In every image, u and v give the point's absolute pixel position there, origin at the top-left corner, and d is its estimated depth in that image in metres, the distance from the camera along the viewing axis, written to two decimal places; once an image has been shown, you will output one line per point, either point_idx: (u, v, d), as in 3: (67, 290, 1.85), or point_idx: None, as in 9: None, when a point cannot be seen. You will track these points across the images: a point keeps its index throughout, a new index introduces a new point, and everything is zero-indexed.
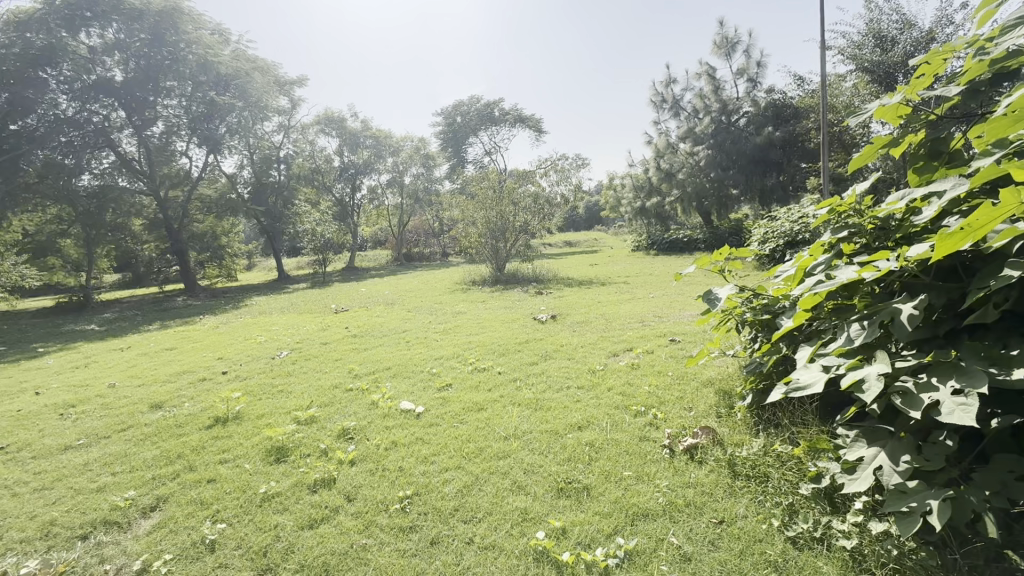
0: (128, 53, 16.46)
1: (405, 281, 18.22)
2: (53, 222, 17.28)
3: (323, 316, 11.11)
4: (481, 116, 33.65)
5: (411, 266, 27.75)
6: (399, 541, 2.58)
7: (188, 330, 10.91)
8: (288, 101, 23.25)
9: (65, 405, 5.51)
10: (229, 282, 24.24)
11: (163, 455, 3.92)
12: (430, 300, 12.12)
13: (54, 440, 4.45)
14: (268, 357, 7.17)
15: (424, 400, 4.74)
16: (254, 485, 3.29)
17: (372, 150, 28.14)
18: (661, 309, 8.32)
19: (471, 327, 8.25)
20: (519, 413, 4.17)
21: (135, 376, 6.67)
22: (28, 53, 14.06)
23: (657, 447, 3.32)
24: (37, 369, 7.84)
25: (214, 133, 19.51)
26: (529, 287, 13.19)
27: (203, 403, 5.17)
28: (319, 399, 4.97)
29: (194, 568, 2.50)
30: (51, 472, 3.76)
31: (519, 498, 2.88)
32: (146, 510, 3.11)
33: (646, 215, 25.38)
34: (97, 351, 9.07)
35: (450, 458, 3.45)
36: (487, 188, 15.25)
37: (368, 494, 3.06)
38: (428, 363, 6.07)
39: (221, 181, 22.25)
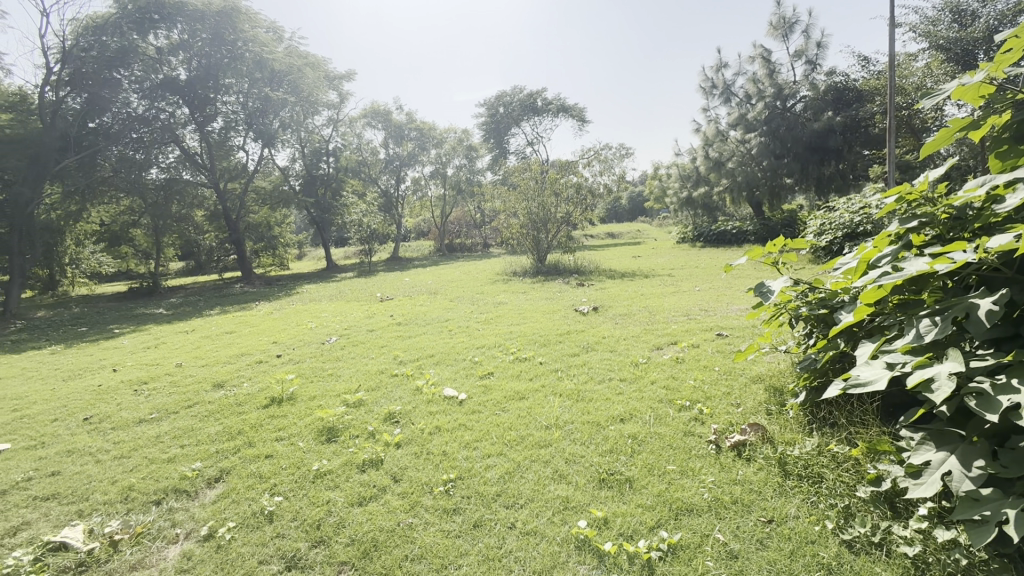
0: (191, 53, 17.51)
1: (446, 272, 18.53)
2: (125, 213, 18.64)
3: (368, 304, 11.49)
4: (524, 106, 33.56)
5: (453, 257, 28.17)
6: (443, 522, 2.66)
7: (244, 315, 11.56)
8: (337, 95, 23.92)
9: (138, 382, 5.98)
10: (282, 271, 25.43)
11: (226, 430, 4.18)
12: (472, 290, 12.29)
13: (130, 413, 4.85)
14: (318, 342, 7.49)
15: (466, 387, 4.83)
16: (307, 462, 3.47)
17: (416, 142, 28.58)
18: (707, 302, 8.08)
19: (512, 317, 8.32)
20: (561, 404, 4.18)
21: (199, 357, 7.14)
22: (104, 55, 15.10)
23: (702, 442, 3.25)
24: (113, 349, 8.52)
25: (269, 128, 20.41)
26: (570, 279, 13.11)
27: (260, 384, 5.48)
28: (366, 383, 5.17)
29: (254, 536, 2.66)
30: (128, 442, 4.09)
31: (561, 486, 2.90)
32: (211, 481, 3.35)
33: (692, 206, 24.64)
34: (164, 333, 9.76)
35: (492, 445, 3.50)
36: (529, 179, 15.22)
37: (414, 475, 3.16)
38: (471, 352, 6.17)
39: (275, 174, 23.29)
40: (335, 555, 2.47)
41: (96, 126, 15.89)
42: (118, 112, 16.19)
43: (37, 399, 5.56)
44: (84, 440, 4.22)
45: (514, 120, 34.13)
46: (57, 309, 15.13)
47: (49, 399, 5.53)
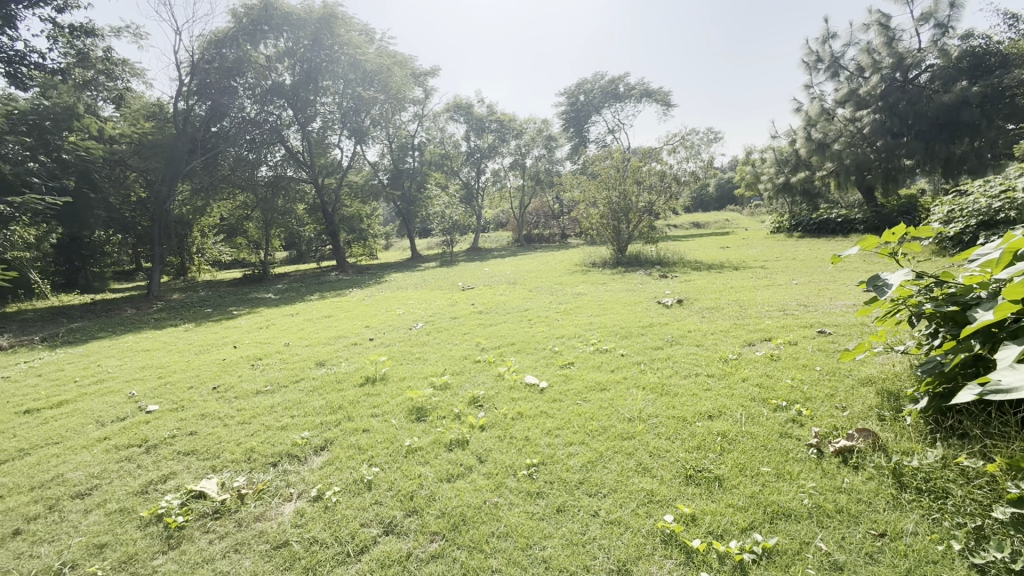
0: (295, 59, 19.07)
1: (524, 262, 18.70)
2: (240, 207, 20.84)
3: (451, 293, 11.91)
4: (605, 93, 32.65)
5: (531, 247, 28.40)
6: (527, 504, 2.74)
7: (340, 301, 12.52)
8: (422, 91, 24.87)
9: (254, 358, 6.72)
10: (372, 260, 27.17)
11: (329, 404, 4.60)
12: (551, 280, 12.32)
13: (250, 384, 5.48)
14: (405, 328, 7.92)
15: (547, 375, 4.90)
16: (400, 437, 3.72)
17: (496, 134, 28.92)
18: (807, 297, 7.47)
19: (592, 309, 8.23)
20: (644, 397, 4.09)
21: (303, 338, 7.86)
22: (224, 66, 17.00)
23: (800, 445, 3.04)
24: (233, 328, 9.65)
25: (361, 126, 21.77)
26: (652, 270, 12.69)
27: (355, 364, 5.93)
28: (451, 367, 5.41)
29: (356, 501, 2.91)
30: (249, 410, 4.64)
31: (645, 479, 2.86)
32: (317, 449, 3.70)
33: (790, 192, 22.72)
34: (273, 315, 10.87)
35: (573, 433, 3.53)
36: (610, 167, 14.87)
37: (498, 457, 3.28)
38: (551, 341, 6.21)
39: (366, 169, 24.85)
40: (427, 525, 2.63)
41: (217, 129, 17.88)
42: (235, 116, 18.06)
43: (176, 369, 6.45)
44: (214, 405, 4.86)
45: (595, 108, 33.37)
46: (188, 292, 17.39)
47: (185, 369, 6.40)
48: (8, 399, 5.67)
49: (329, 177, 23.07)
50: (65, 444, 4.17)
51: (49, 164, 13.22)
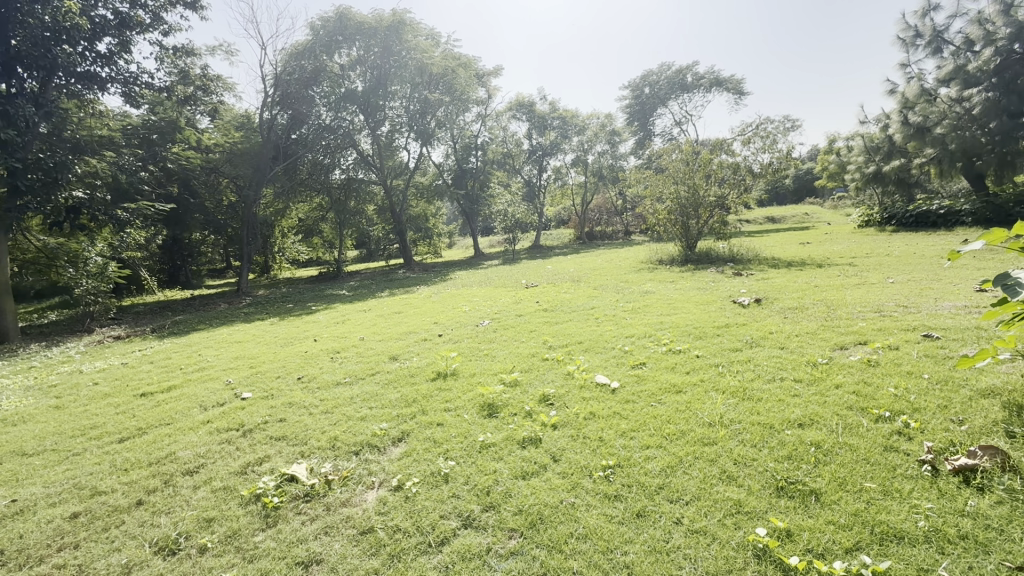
0: (366, 66, 19.95)
1: (587, 259, 18.48)
2: (316, 209, 22.17)
3: (515, 290, 11.98)
4: (672, 84, 31.42)
5: (594, 245, 28.02)
6: (605, 506, 2.68)
7: (408, 298, 12.94)
8: (486, 92, 25.18)
9: (333, 351, 7.12)
10: (437, 259, 28.02)
11: (404, 397, 4.77)
12: (616, 278, 12.06)
13: (331, 376, 5.82)
14: (472, 324, 8.06)
15: (618, 376, 4.78)
16: (473, 433, 3.77)
17: (558, 131, 28.74)
18: (907, 297, 6.78)
19: (662, 307, 7.94)
20: (724, 401, 3.88)
21: (377, 333, 8.23)
22: (303, 77, 18.13)
23: (908, 460, 2.76)
24: (312, 322, 10.29)
25: (427, 128, 22.44)
26: (725, 268, 12.09)
27: (427, 359, 6.12)
28: (519, 365, 5.43)
29: (434, 492, 2.99)
30: (331, 400, 4.91)
31: (731, 488, 2.71)
32: (395, 440, 3.84)
33: (882, 182, 20.78)
34: (348, 311, 11.46)
35: (650, 436, 3.42)
36: (678, 160, 14.23)
37: (572, 457, 3.24)
38: (620, 341, 6.07)
39: (431, 170, 25.62)
40: (505, 521, 2.64)
41: (297, 136, 19.07)
42: (313, 123, 19.19)
43: (265, 360, 6.97)
44: (300, 395, 5.20)
45: (661, 100, 32.19)
46: (272, 288, 18.76)
47: (273, 360, 6.90)
48: (127, 383, 6.39)
49: (397, 179, 24.00)
50: (175, 425, 4.63)
51: (156, 172, 14.74)
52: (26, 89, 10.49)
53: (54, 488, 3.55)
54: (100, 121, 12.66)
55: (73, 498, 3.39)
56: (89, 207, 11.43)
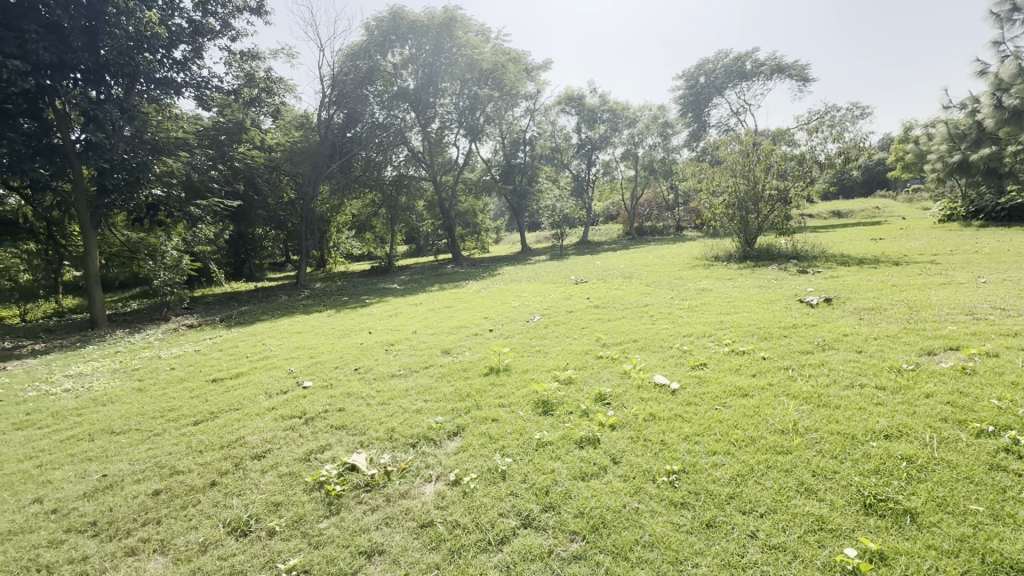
0: (418, 64, 20.25)
1: (638, 255, 18.01)
2: (369, 205, 22.82)
3: (564, 286, 11.84)
4: (729, 72, 29.99)
5: (644, 240, 27.34)
6: (672, 514, 2.56)
7: (458, 292, 13.09)
8: (535, 86, 24.99)
9: (387, 343, 7.28)
10: (484, 254, 28.23)
11: (458, 392, 4.78)
12: (669, 275, 11.66)
13: (386, 367, 5.94)
14: (523, 320, 8.02)
15: (678, 376, 4.59)
16: (529, 430, 3.72)
17: (608, 124, 27.81)
18: (1005, 298, 6.09)
19: (721, 306, 7.58)
20: (797, 407, 3.63)
21: (428, 326, 8.35)
22: (358, 76, 18.65)
23: (1021, 483, 2.46)
24: (367, 315, 10.60)
25: (476, 123, 22.55)
26: (788, 265, 11.39)
27: (479, 353, 6.12)
28: (573, 362, 5.34)
29: (492, 489, 2.97)
30: (387, 391, 5.01)
31: (810, 502, 2.53)
32: (451, 434, 3.85)
33: (968, 172, 18.95)
34: (400, 304, 11.72)
35: (716, 442, 3.24)
36: (737, 152, 13.53)
37: (633, 460, 3.12)
38: (677, 340, 5.83)
39: (480, 166, 25.81)
40: (566, 523, 2.58)
41: (352, 135, 19.57)
42: (367, 122, 19.68)
43: (324, 350, 7.23)
44: (357, 385, 5.35)
45: (717, 89, 30.77)
46: (328, 282, 19.49)
47: (331, 351, 7.14)
48: (200, 368, 6.81)
49: (446, 175, 24.32)
50: (243, 410, 4.86)
51: (225, 171, 15.65)
52: (113, 95, 11.38)
53: (138, 465, 3.80)
54: (175, 124, 13.57)
55: (154, 476, 3.61)
56: (165, 204, 12.52)
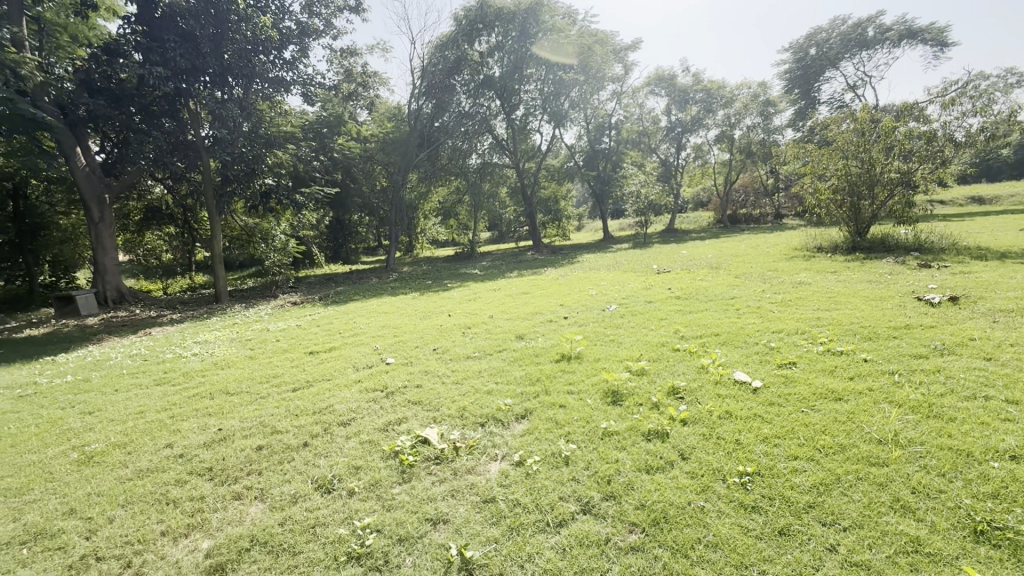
0: (504, 51, 20.30)
1: (729, 245, 16.91)
2: (454, 192, 23.58)
3: (645, 276, 11.46)
4: (846, 42, 26.77)
5: (737, 229, 25.60)
6: (740, 517, 2.43)
7: (536, 279, 13.19)
8: (622, 67, 24.07)
9: (464, 326, 7.55)
10: (565, 241, 28.13)
11: (528, 376, 4.86)
12: (762, 266, 10.84)
13: (462, 349, 6.18)
14: (599, 309, 7.90)
15: (761, 374, 4.29)
16: (596, 418, 3.70)
17: (702, 105, 25.99)
18: None
19: (820, 301, 6.92)
20: (901, 416, 3.25)
21: (505, 311, 8.52)
22: (446, 67, 19.13)
23: None
24: (448, 298, 11.04)
25: (561, 109, 22.21)
26: (906, 258, 10.09)
27: (552, 340, 6.15)
28: (647, 353, 5.19)
29: (554, 473, 3.01)
30: (461, 372, 5.23)
31: (906, 521, 2.27)
32: (518, 417, 3.94)
33: None
34: (480, 289, 12.05)
35: (799, 446, 3.01)
36: (850, 131, 12.14)
37: (703, 458, 2.99)
38: (764, 336, 5.42)
39: (563, 152, 25.62)
40: (625, 514, 2.55)
41: (440, 124, 20.09)
42: (454, 111, 20.16)
43: (406, 330, 7.68)
44: (434, 364, 5.63)
45: (831, 61, 27.63)
46: (415, 266, 20.52)
47: (413, 331, 7.56)
48: (300, 341, 7.54)
49: (529, 161, 24.39)
50: (334, 380, 5.34)
51: (326, 161, 16.99)
52: (234, 95, 12.77)
53: (247, 422, 4.33)
54: (285, 119, 14.89)
55: (259, 433, 4.09)
56: (276, 192, 13.92)
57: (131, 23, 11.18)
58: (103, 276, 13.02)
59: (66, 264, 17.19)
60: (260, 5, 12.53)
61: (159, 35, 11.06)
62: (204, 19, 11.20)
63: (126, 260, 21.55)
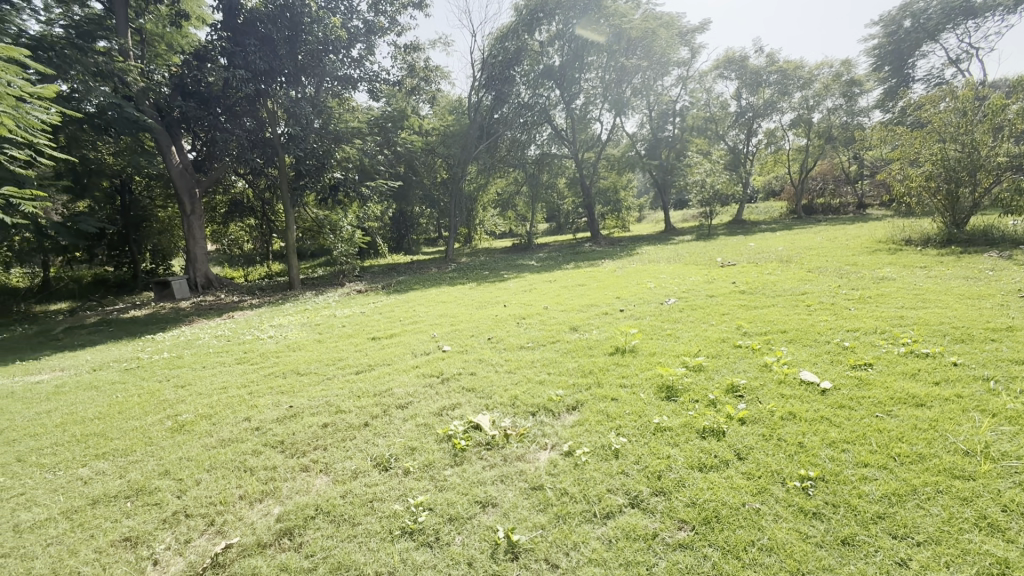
0: (564, 40, 19.90)
1: (804, 237, 15.79)
2: (512, 183, 23.68)
3: (708, 269, 11.00)
4: (948, 11, 23.97)
5: (813, 220, 23.90)
6: (799, 522, 2.32)
7: (593, 271, 13.02)
8: (689, 51, 23.04)
9: (518, 317, 7.62)
10: (625, 233, 27.47)
11: (581, 368, 4.85)
12: (839, 260, 10.06)
13: (516, 339, 6.25)
14: (656, 302, 7.71)
15: (831, 375, 4.01)
16: (648, 413, 3.64)
17: (776, 87, 24.34)
18: None
19: (905, 299, 6.33)
20: (994, 427, 2.94)
21: (559, 303, 8.50)
22: (506, 58, 18.76)
23: None
24: (503, 289, 11.15)
25: (622, 97, 21.50)
26: (1014, 252, 8.98)
27: (607, 332, 6.08)
28: (706, 349, 5.01)
29: (603, 465, 3.00)
30: (514, 361, 5.30)
31: (992, 541, 2.08)
32: (569, 408, 3.95)
33: None
34: (536, 281, 12.06)
35: (870, 453, 2.81)
36: (949, 111, 10.93)
37: (762, 459, 2.87)
38: (837, 335, 5.06)
39: (624, 141, 25.17)
40: (675, 511, 2.51)
41: (499, 116, 20.22)
42: (513, 102, 20.11)
43: (463, 319, 7.86)
44: (488, 353, 5.74)
45: (929, 33, 24.87)
46: (473, 257, 20.83)
47: (469, 320, 7.73)
48: (364, 327, 7.95)
49: (588, 151, 24.00)
50: (393, 365, 5.60)
51: (389, 155, 17.62)
52: (307, 93, 13.52)
53: (315, 401, 4.65)
54: (352, 115, 15.57)
55: (325, 412, 4.38)
56: (343, 185, 14.35)
57: (218, 29, 12.12)
58: (193, 264, 14.31)
59: (163, 253, 19.05)
60: (330, 7, 13.14)
61: (241, 39, 11.90)
62: (280, 23, 11.92)
63: (214, 250, 23.54)
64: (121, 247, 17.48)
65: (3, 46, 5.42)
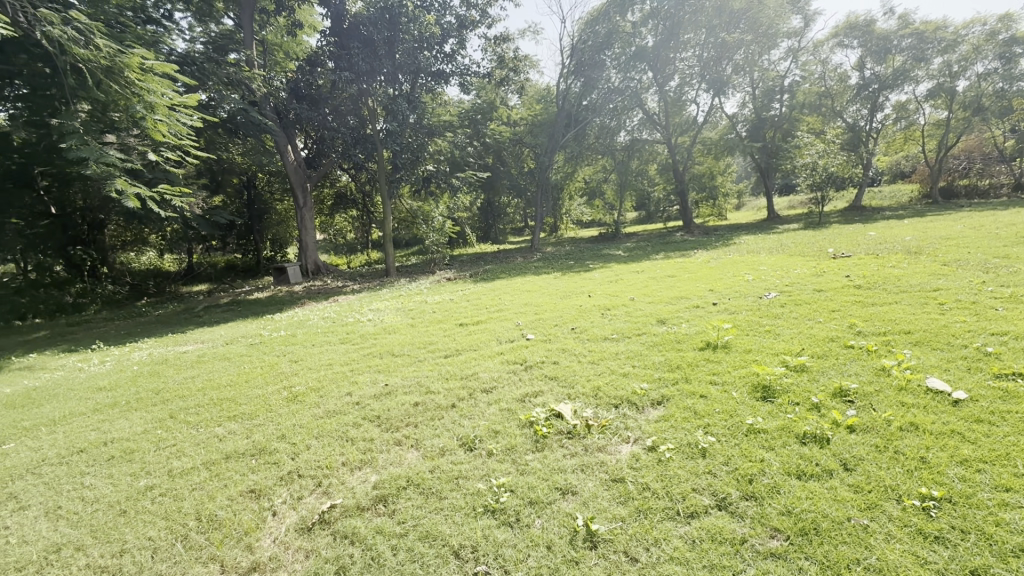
0: (658, 19, 19.02)
1: (939, 225, 13.76)
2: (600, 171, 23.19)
3: (817, 260, 10.00)
4: None
5: (953, 205, 20.68)
6: (917, 545, 2.08)
7: (684, 262, 12.41)
8: (801, 20, 20.86)
9: (603, 308, 7.49)
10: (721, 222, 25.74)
11: (667, 362, 4.67)
12: (985, 252, 8.63)
13: (599, 330, 6.16)
14: (754, 296, 7.18)
15: (968, 384, 3.48)
16: (741, 413, 3.44)
17: (910, 53, 21.25)
18: None
19: None
20: None
21: (647, 295, 8.22)
22: (597, 41, 18.17)
23: None
24: (588, 279, 11.01)
25: (722, 75, 20.10)
26: None
27: (696, 326, 5.79)
28: (810, 348, 4.58)
29: (689, 463, 2.89)
30: (597, 352, 5.25)
31: None
32: (654, 403, 3.84)
33: None
34: (623, 271, 11.75)
35: (1016, 476, 2.41)
36: None
37: (874, 471, 2.59)
38: (978, 338, 4.38)
39: (723, 122, 23.68)
40: (767, 517, 2.36)
41: (588, 102, 19.57)
42: (602, 88, 19.41)
43: (546, 308, 7.91)
44: (572, 343, 5.73)
45: None
46: (558, 246, 20.77)
47: (553, 310, 7.75)
48: (452, 313, 8.31)
49: (682, 136, 22.75)
50: (479, 351, 5.81)
51: (478, 146, 18.05)
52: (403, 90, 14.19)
53: (408, 381, 4.98)
54: (445, 109, 16.14)
55: (416, 391, 4.67)
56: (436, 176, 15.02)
57: (327, 35, 13.15)
58: (305, 252, 15.82)
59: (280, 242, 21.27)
60: (426, 5, 13.65)
61: (347, 44, 12.81)
62: (380, 24, 12.63)
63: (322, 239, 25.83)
64: (247, 237, 19.79)
65: (160, 63, 6.33)
